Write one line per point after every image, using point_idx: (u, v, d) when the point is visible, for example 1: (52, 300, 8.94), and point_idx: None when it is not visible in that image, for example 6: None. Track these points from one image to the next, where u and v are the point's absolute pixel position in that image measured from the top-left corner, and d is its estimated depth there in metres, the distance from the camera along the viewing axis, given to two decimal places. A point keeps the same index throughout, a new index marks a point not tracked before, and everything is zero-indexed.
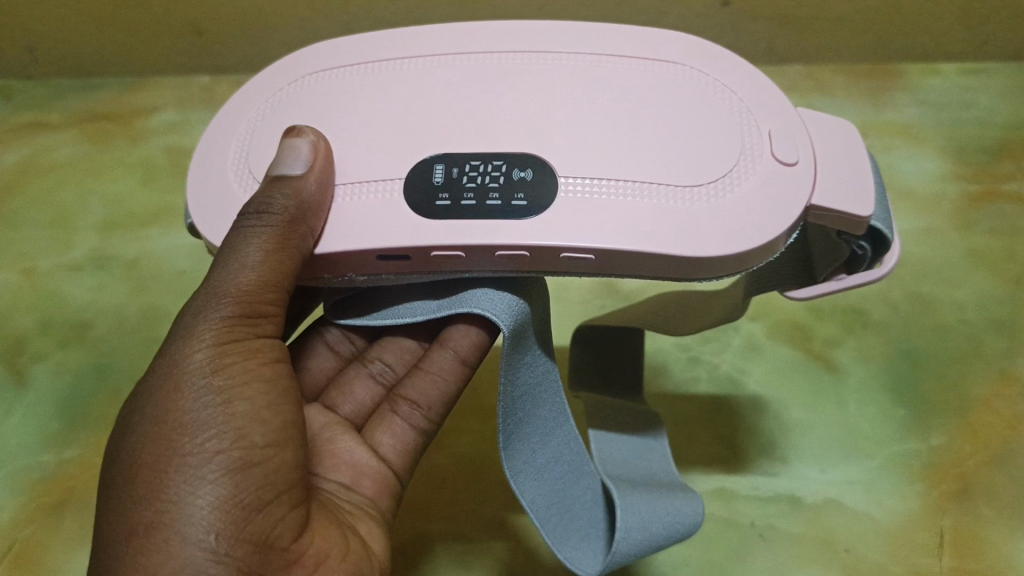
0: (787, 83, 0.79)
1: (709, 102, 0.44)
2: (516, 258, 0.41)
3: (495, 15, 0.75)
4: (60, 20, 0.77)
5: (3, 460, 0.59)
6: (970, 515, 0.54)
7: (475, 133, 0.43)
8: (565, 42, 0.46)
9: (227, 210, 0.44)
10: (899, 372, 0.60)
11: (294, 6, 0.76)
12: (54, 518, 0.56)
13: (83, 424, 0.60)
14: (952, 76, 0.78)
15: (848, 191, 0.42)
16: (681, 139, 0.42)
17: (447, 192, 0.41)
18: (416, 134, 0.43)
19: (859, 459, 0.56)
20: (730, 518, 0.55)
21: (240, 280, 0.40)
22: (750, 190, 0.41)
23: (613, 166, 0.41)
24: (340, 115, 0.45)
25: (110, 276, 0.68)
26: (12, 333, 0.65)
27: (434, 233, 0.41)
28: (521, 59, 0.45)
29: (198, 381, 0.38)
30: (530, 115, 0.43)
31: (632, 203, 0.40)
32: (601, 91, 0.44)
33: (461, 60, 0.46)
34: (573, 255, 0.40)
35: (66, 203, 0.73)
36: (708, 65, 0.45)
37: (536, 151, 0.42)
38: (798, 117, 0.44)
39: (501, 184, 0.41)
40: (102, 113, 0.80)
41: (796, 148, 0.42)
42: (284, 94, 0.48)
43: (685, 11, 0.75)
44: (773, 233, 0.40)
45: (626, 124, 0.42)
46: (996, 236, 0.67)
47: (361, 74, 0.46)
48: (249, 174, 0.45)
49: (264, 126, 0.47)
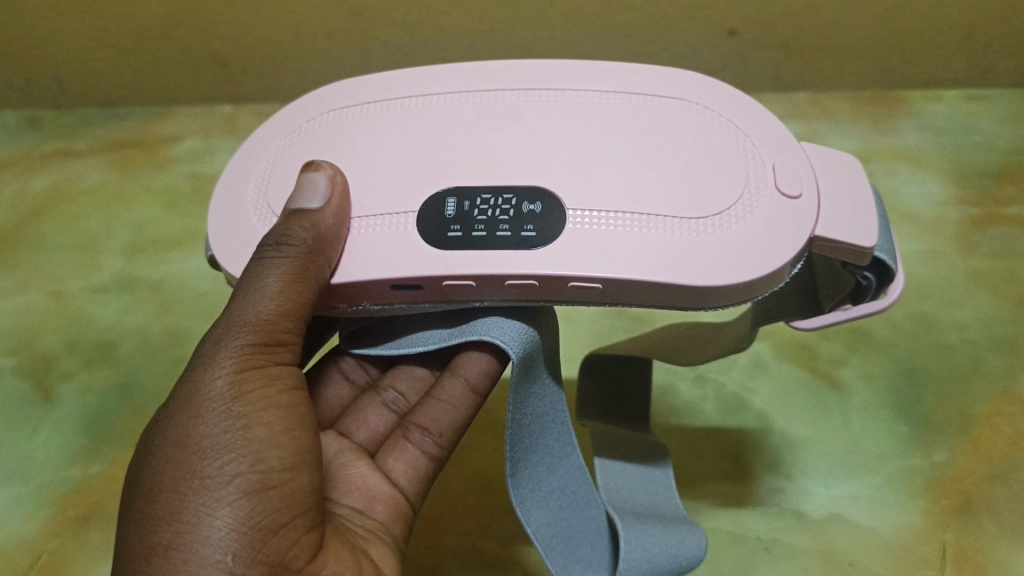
0: (792, 110, 0.81)
1: (712, 138, 0.46)
2: (525, 287, 0.42)
3: (508, 47, 0.77)
4: (89, 54, 0.80)
5: (31, 474, 0.61)
6: (972, 529, 0.55)
7: (486, 167, 0.45)
8: (573, 81, 0.48)
9: (246, 243, 0.46)
10: (903, 390, 0.62)
11: (314, 39, 0.78)
12: (79, 531, 0.58)
13: (107, 440, 0.62)
14: (953, 103, 0.80)
15: (850, 222, 0.44)
16: (684, 172, 0.44)
17: (458, 224, 0.43)
18: (431, 170, 0.45)
19: (864, 475, 0.58)
20: (737, 533, 0.56)
21: (259, 308, 0.42)
22: (754, 223, 0.43)
23: (618, 201, 0.43)
24: (356, 152, 0.47)
25: (135, 297, 0.71)
26: (40, 353, 0.67)
27: (448, 262, 0.42)
28: (531, 98, 0.48)
29: (218, 406, 0.40)
30: (539, 150, 0.45)
31: (638, 233, 0.42)
32: (608, 128, 0.46)
33: (474, 100, 0.48)
34: (581, 284, 0.42)
35: (93, 228, 0.76)
36: (711, 103, 0.48)
37: (545, 185, 0.44)
38: (801, 152, 0.46)
39: (511, 217, 0.43)
40: (128, 142, 0.83)
41: (801, 182, 0.44)
42: (303, 132, 0.50)
43: (691, 41, 0.77)
44: (778, 263, 0.42)
45: (631, 158, 0.44)
46: (998, 257, 0.68)
47: (380, 113, 0.49)
48: (268, 208, 0.47)
49: (283, 162, 0.49)
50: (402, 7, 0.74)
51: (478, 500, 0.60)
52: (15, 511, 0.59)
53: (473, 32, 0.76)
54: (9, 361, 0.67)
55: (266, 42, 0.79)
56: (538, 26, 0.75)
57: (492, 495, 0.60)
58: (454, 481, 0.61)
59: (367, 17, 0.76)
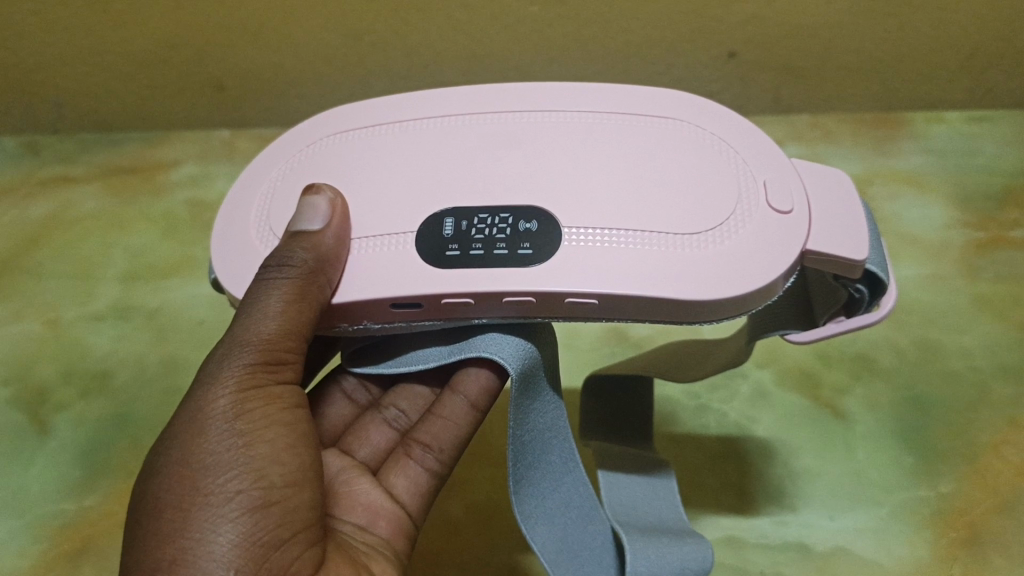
0: (792, 133, 0.81)
1: (708, 157, 0.45)
2: (523, 303, 0.42)
3: (508, 71, 0.77)
4: (85, 78, 0.79)
5: (25, 508, 0.60)
6: (980, 562, 0.53)
7: (482, 194, 0.44)
8: (571, 104, 0.48)
9: (246, 263, 0.46)
10: (908, 419, 0.61)
11: (313, 64, 0.78)
12: (72, 566, 0.57)
13: (103, 472, 0.61)
14: (957, 124, 0.80)
15: (844, 236, 0.43)
16: (683, 191, 0.43)
17: (456, 243, 0.42)
18: (427, 197, 0.45)
19: (869, 506, 0.57)
20: (740, 566, 0.55)
21: (261, 327, 0.41)
22: (749, 238, 0.42)
23: (617, 221, 0.42)
24: (354, 175, 0.47)
25: (132, 326, 0.70)
26: (35, 383, 0.67)
27: (445, 280, 0.42)
28: (528, 122, 0.47)
29: (221, 424, 0.39)
30: (537, 176, 0.44)
31: (635, 249, 0.41)
32: (607, 150, 0.45)
33: (473, 125, 0.47)
34: (577, 299, 0.41)
35: (90, 255, 0.75)
36: (707, 123, 0.47)
37: (543, 204, 0.43)
38: (792, 169, 0.45)
39: (508, 235, 0.42)
40: (126, 167, 0.82)
41: (791, 198, 0.43)
42: (305, 155, 0.50)
43: (690, 65, 0.76)
44: (772, 276, 0.41)
45: (631, 179, 0.44)
46: (1003, 282, 0.68)
47: (377, 137, 0.48)
48: (270, 231, 0.47)
49: (284, 185, 0.48)
50: (403, 32, 0.74)
51: (477, 528, 0.59)
52: (8, 546, 0.58)
53: (472, 56, 0.76)
54: (4, 391, 0.66)
55: (265, 67, 0.78)
56: (536, 48, 0.75)
57: (492, 522, 0.59)
58: (454, 510, 0.60)
59: (366, 43, 0.75)
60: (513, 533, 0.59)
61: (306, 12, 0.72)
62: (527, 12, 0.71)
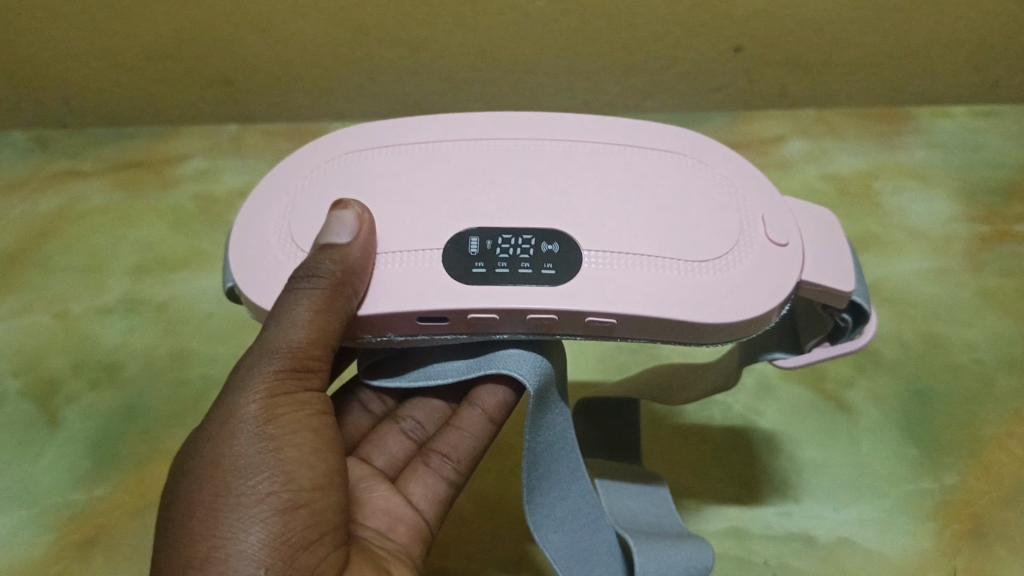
0: (797, 127, 0.81)
1: (708, 188, 0.46)
2: (543, 321, 0.42)
3: (513, 64, 0.78)
4: (91, 72, 0.80)
5: (35, 497, 0.60)
6: (983, 554, 0.54)
7: (501, 211, 0.44)
8: (563, 132, 0.48)
9: (271, 276, 0.45)
10: (912, 411, 0.61)
11: (321, 59, 0.78)
12: (83, 555, 0.57)
13: (112, 462, 0.62)
14: (962, 119, 0.81)
15: (832, 267, 0.45)
16: (687, 219, 0.44)
17: (483, 262, 0.42)
18: (445, 213, 0.44)
19: (872, 498, 0.57)
20: (746, 558, 0.55)
21: (291, 335, 0.41)
22: (751, 268, 0.43)
23: (632, 245, 0.43)
24: (370, 192, 0.46)
25: (141, 318, 0.70)
26: (46, 374, 0.67)
27: (471, 294, 0.42)
28: (527, 146, 0.47)
29: (251, 428, 0.40)
30: (541, 200, 0.45)
31: (646, 270, 0.42)
32: (608, 176, 0.45)
33: (471, 147, 0.47)
34: (596, 318, 0.42)
35: (99, 248, 0.76)
36: (703, 156, 0.48)
37: (562, 227, 0.43)
38: (786, 207, 0.47)
39: (531, 256, 0.42)
40: (135, 161, 0.83)
41: (789, 233, 0.45)
42: (318, 171, 0.49)
43: (696, 59, 0.77)
44: (769, 306, 0.43)
45: (641, 206, 0.44)
46: (1007, 276, 0.68)
47: (386, 156, 0.48)
48: (293, 243, 0.46)
49: (304, 199, 0.48)
50: (407, 26, 0.74)
51: (484, 522, 0.59)
52: (20, 536, 0.58)
53: (479, 51, 0.77)
54: (14, 383, 0.67)
55: (270, 62, 0.79)
56: (542, 44, 0.75)
57: (499, 515, 0.60)
58: (461, 503, 0.60)
59: (371, 38, 0.76)
60: (519, 525, 0.59)
61: (312, 6, 0.72)
62: (533, 8, 0.72)
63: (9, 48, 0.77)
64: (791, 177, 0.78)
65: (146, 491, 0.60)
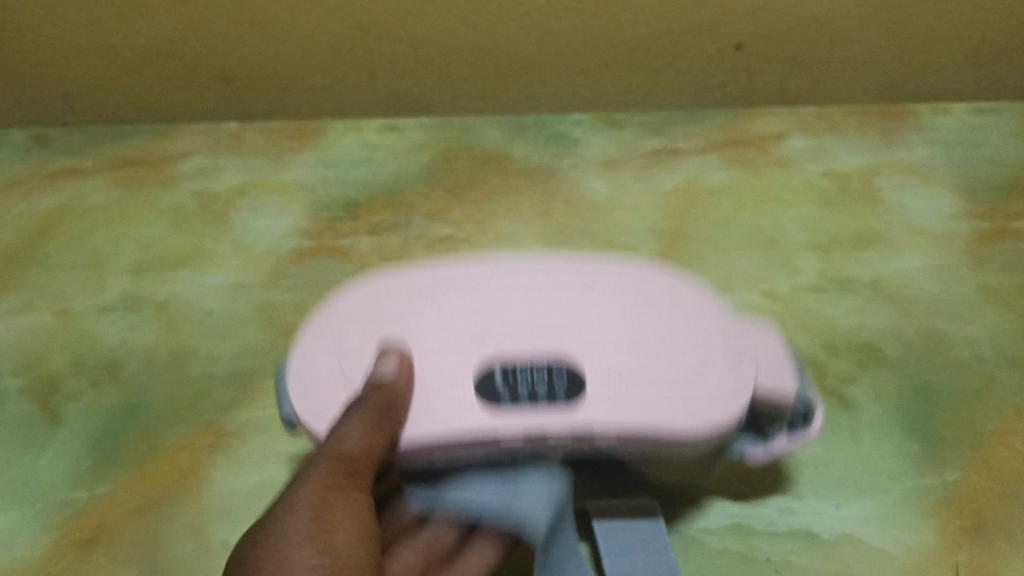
0: (798, 124, 0.81)
1: (674, 313, 0.55)
2: (559, 440, 0.49)
3: (515, 61, 0.78)
4: (90, 70, 0.80)
5: (35, 496, 0.59)
6: (986, 550, 0.54)
7: (508, 338, 0.53)
8: (549, 272, 0.57)
9: (327, 402, 0.52)
10: (915, 408, 0.61)
11: (320, 56, 0.78)
12: (85, 555, 0.56)
13: (113, 460, 0.60)
14: (962, 115, 0.81)
15: (780, 372, 0.53)
16: (664, 349, 0.53)
17: (505, 394, 0.50)
18: (468, 351, 0.52)
19: (874, 494, 0.57)
20: (748, 554, 0.54)
21: (344, 445, 0.47)
22: (720, 388, 0.51)
23: (623, 372, 0.51)
24: (401, 320, 0.54)
25: (141, 316, 0.70)
26: (45, 373, 0.66)
27: (503, 423, 0.49)
28: (522, 278, 0.57)
29: (307, 512, 0.46)
30: (539, 334, 0.53)
31: (639, 400, 0.50)
32: (592, 310, 0.55)
33: (477, 283, 0.57)
34: (600, 437, 0.49)
35: (99, 247, 0.75)
36: (662, 278, 0.57)
37: (564, 356, 0.52)
38: (740, 327, 0.55)
39: (543, 391, 0.50)
40: (135, 160, 0.83)
41: (743, 350, 0.54)
42: (353, 305, 0.56)
43: (698, 55, 0.78)
44: (734, 415, 0.50)
45: (625, 344, 0.53)
46: (1008, 272, 0.69)
47: (406, 293, 0.56)
48: (342, 372, 0.52)
49: (347, 326, 0.55)
50: (409, 24, 0.76)
51: None
52: (20, 535, 0.57)
53: (482, 49, 0.78)
54: (14, 382, 0.66)
55: (273, 62, 0.79)
56: (545, 38, 0.76)
57: None
58: None
59: (374, 35, 0.77)
60: None
61: (318, 4, 0.74)
62: (535, 6, 0.74)
63: (13, 43, 0.77)
64: (790, 174, 0.78)
65: (147, 490, 0.59)
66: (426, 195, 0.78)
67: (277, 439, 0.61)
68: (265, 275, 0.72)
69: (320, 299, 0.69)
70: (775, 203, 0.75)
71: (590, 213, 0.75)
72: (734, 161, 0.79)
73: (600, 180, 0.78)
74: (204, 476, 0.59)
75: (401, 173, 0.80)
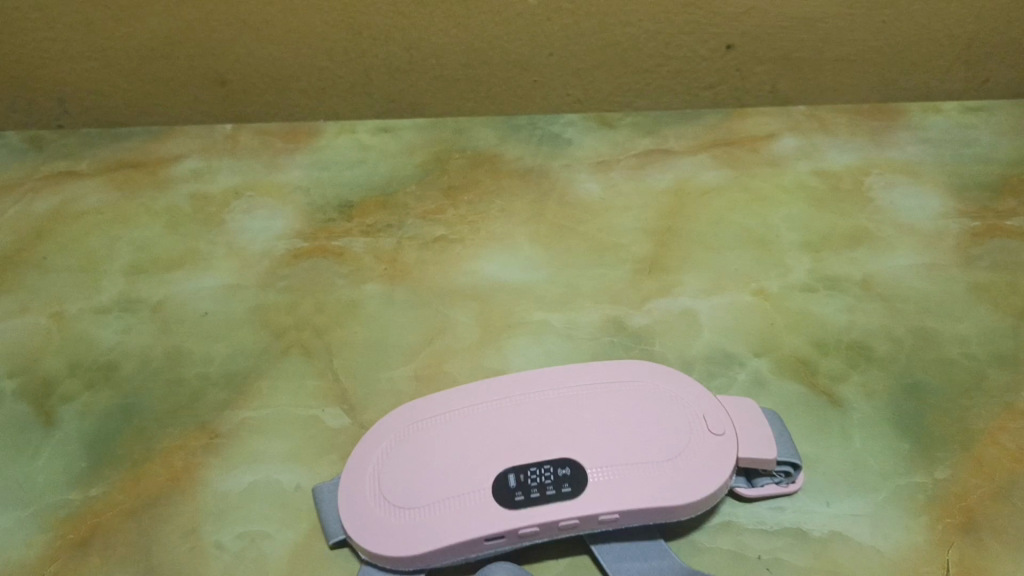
0: (790, 125, 0.82)
1: (656, 401, 0.57)
2: (570, 526, 0.52)
3: (507, 61, 0.79)
4: (85, 74, 0.81)
5: (29, 498, 0.58)
6: (977, 548, 0.53)
7: (516, 446, 0.54)
8: (534, 389, 0.58)
9: (360, 526, 0.52)
10: (905, 406, 0.61)
11: (315, 57, 0.79)
12: (80, 555, 0.55)
13: (107, 461, 0.60)
14: (953, 114, 0.82)
15: (757, 439, 0.56)
16: (654, 437, 0.55)
17: (521, 491, 0.52)
18: (478, 475, 0.53)
19: (864, 493, 0.56)
20: (738, 552, 0.54)
21: None
22: (709, 465, 0.54)
23: (626, 464, 0.54)
24: (408, 458, 0.55)
25: (136, 318, 0.70)
26: (40, 375, 0.66)
27: (520, 518, 0.51)
28: (512, 405, 0.57)
29: None
30: (538, 443, 0.55)
31: (639, 479, 0.53)
32: (587, 416, 0.56)
33: (468, 406, 0.57)
34: (606, 516, 0.52)
35: (94, 249, 0.76)
36: (643, 379, 0.59)
37: (569, 453, 0.54)
38: (716, 402, 0.58)
39: (552, 479, 0.53)
40: (130, 162, 0.83)
41: (722, 423, 0.56)
42: (362, 452, 0.56)
43: (690, 55, 0.79)
44: (723, 481, 0.54)
45: (619, 429, 0.55)
46: (999, 270, 0.69)
47: (405, 431, 0.56)
48: (378, 495, 0.53)
49: (359, 471, 0.55)
50: (402, 26, 0.76)
51: None
52: (15, 536, 0.56)
53: (475, 50, 0.78)
54: (9, 383, 0.65)
55: (268, 65, 0.80)
56: (537, 39, 0.77)
57: None
58: None
59: (367, 37, 0.77)
60: None
61: (309, 8, 0.75)
62: (525, 6, 0.74)
63: (9, 42, 0.78)
64: (781, 174, 0.78)
65: (142, 491, 0.58)
66: (420, 196, 0.78)
67: (272, 439, 0.61)
68: (259, 276, 0.72)
69: (314, 299, 0.70)
70: (766, 203, 0.76)
71: (582, 213, 0.76)
72: (724, 161, 0.79)
73: (592, 180, 0.79)
74: (199, 476, 0.59)
75: (396, 174, 0.80)
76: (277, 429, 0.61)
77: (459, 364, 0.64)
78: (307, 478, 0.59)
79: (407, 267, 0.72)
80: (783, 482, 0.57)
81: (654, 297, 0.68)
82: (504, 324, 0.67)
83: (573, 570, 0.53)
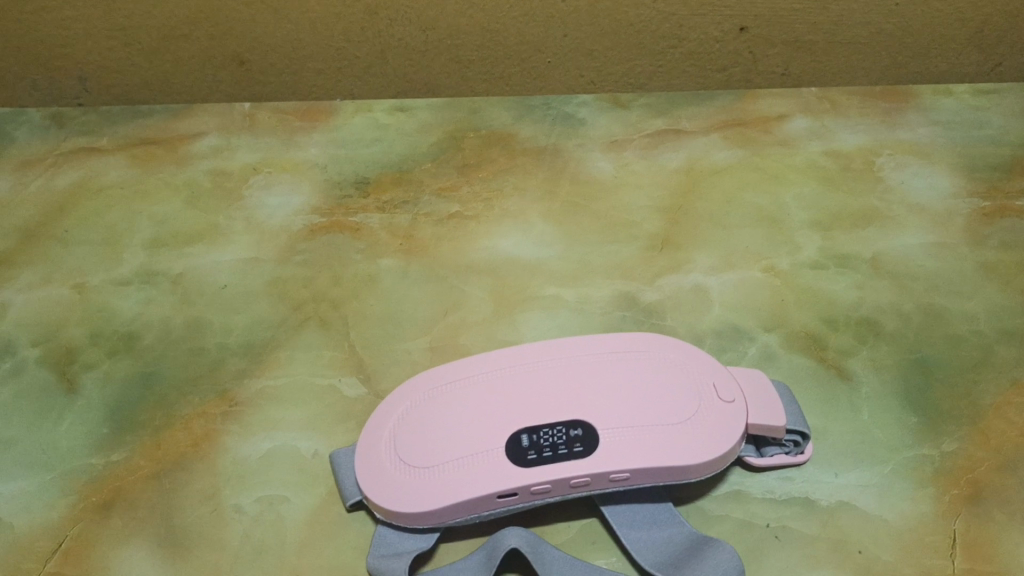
0: (802, 106, 0.83)
1: (666, 367, 0.58)
2: (580, 485, 0.53)
3: (522, 42, 0.81)
4: (106, 52, 0.83)
5: (52, 462, 0.59)
6: (983, 519, 0.54)
7: (529, 409, 0.56)
8: (547, 354, 0.59)
9: (378, 486, 0.54)
10: (913, 380, 0.62)
11: (333, 37, 0.81)
12: (103, 517, 0.56)
13: (130, 427, 0.61)
14: (964, 96, 0.83)
15: (765, 408, 0.57)
16: (665, 400, 0.56)
17: (534, 450, 0.54)
18: (492, 434, 0.55)
19: (872, 465, 0.57)
20: (747, 519, 0.55)
21: None
22: (717, 429, 0.55)
23: (637, 425, 0.55)
24: (425, 419, 0.56)
25: (157, 290, 0.71)
26: (63, 344, 0.67)
27: (532, 475, 0.53)
28: (526, 369, 0.58)
29: None
30: (551, 404, 0.56)
31: (648, 440, 0.54)
32: (598, 380, 0.57)
33: (484, 371, 0.58)
34: (616, 475, 0.53)
35: (115, 223, 0.77)
36: (654, 347, 0.60)
37: (580, 415, 0.55)
38: (726, 371, 0.59)
39: (564, 439, 0.54)
40: (150, 139, 0.84)
41: (733, 391, 0.57)
42: (380, 415, 0.57)
43: (703, 37, 0.80)
44: (732, 445, 0.55)
45: (629, 392, 0.56)
46: (1007, 249, 0.70)
47: (422, 395, 0.58)
48: (393, 455, 0.55)
49: (378, 432, 0.56)
50: (420, 7, 0.78)
51: None
52: (40, 499, 0.57)
53: (491, 30, 0.80)
54: (33, 351, 0.67)
55: (287, 45, 0.82)
56: (552, 21, 0.79)
57: None
58: None
59: (384, 17, 0.79)
60: None
61: None
62: None
63: (35, 16, 0.80)
64: (792, 153, 0.79)
65: (163, 456, 0.59)
66: (434, 174, 0.79)
67: (289, 406, 0.62)
68: (277, 250, 0.73)
69: (330, 273, 0.71)
70: (777, 183, 0.76)
71: (595, 192, 0.77)
72: (736, 142, 0.80)
73: (605, 159, 0.80)
74: (218, 442, 0.60)
75: (411, 152, 0.81)
76: (295, 398, 0.63)
77: (473, 336, 0.65)
78: (324, 444, 0.60)
79: (422, 242, 0.73)
80: (792, 451, 0.58)
81: (666, 273, 0.69)
82: (517, 298, 0.68)
83: (584, 535, 0.55)
